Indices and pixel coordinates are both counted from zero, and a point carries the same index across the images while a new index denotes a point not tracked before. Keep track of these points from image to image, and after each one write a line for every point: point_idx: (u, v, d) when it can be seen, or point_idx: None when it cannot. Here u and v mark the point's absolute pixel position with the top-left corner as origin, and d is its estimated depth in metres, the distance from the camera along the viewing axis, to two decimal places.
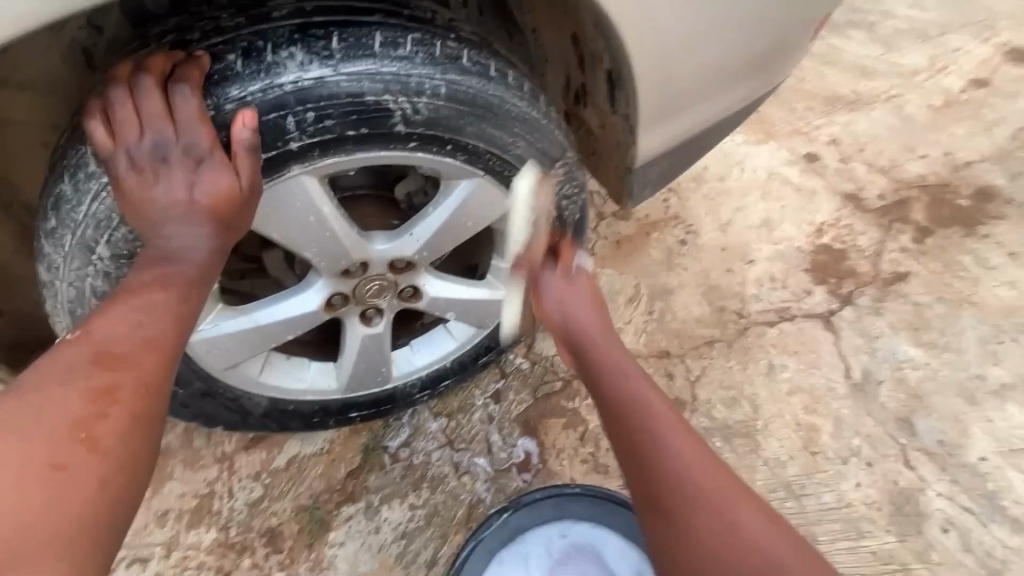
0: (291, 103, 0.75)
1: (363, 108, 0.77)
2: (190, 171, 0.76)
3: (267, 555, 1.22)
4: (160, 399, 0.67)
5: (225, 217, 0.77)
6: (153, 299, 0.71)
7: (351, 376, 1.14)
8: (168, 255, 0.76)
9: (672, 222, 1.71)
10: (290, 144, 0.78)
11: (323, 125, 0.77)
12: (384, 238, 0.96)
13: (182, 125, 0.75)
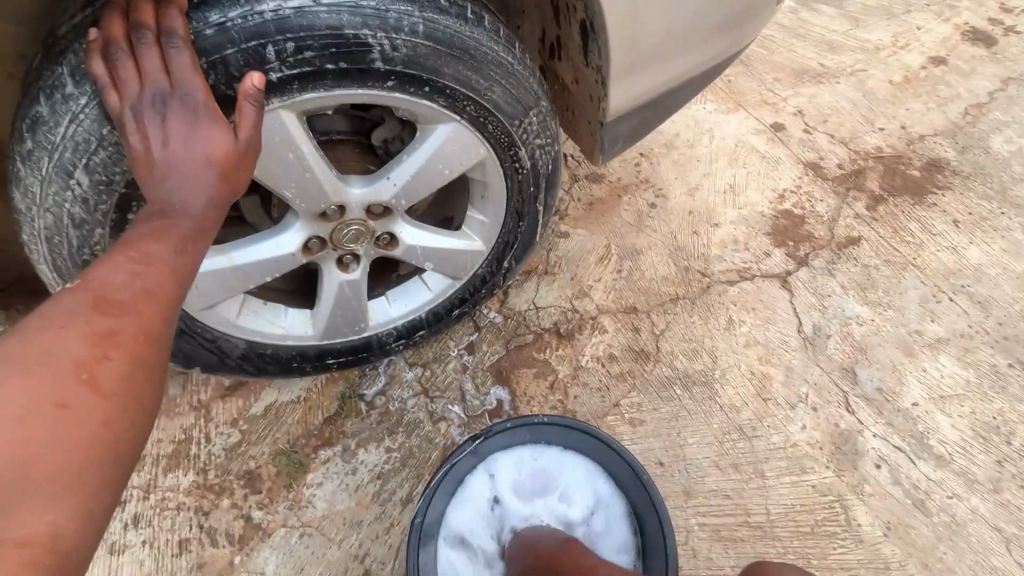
0: (270, 32, 0.77)
1: (342, 42, 0.79)
2: (189, 123, 0.74)
3: (245, 496, 1.26)
4: (161, 352, 0.68)
5: (226, 169, 0.76)
6: (152, 249, 0.71)
7: (328, 321, 1.17)
8: (166, 207, 0.74)
9: (643, 186, 1.77)
10: (269, 75, 0.80)
11: (302, 57, 0.79)
12: (361, 182, 0.99)
13: (180, 77, 0.74)
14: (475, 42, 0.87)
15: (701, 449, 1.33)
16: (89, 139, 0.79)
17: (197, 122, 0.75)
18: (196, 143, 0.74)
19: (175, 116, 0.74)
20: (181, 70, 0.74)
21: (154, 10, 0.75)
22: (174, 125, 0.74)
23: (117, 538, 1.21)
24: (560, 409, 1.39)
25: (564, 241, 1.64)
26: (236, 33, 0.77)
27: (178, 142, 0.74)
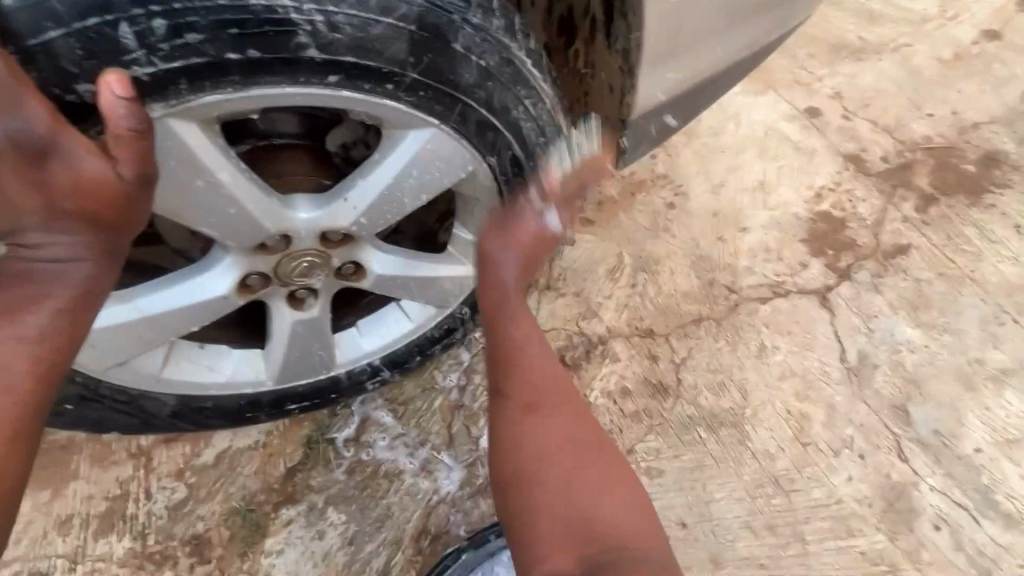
0: (123, 4, 0.53)
1: (245, 19, 0.56)
2: (37, 164, 0.55)
3: (192, 567, 1.06)
4: (11, 463, 0.59)
5: (111, 219, 0.59)
6: (2, 334, 0.59)
7: (281, 366, 0.95)
8: (35, 269, 0.60)
9: (659, 182, 1.52)
10: (135, 70, 0.56)
11: (183, 42, 0.56)
12: (309, 203, 0.75)
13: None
14: (440, 11, 0.61)
15: (729, 506, 1.16)
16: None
17: (49, 162, 0.55)
18: (55, 192, 0.56)
19: (15, 156, 0.54)
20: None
21: None
22: (20, 167, 0.55)
23: None
24: None
25: (568, 250, 1.41)
26: (73, 9, 0.53)
27: (31, 193, 0.56)
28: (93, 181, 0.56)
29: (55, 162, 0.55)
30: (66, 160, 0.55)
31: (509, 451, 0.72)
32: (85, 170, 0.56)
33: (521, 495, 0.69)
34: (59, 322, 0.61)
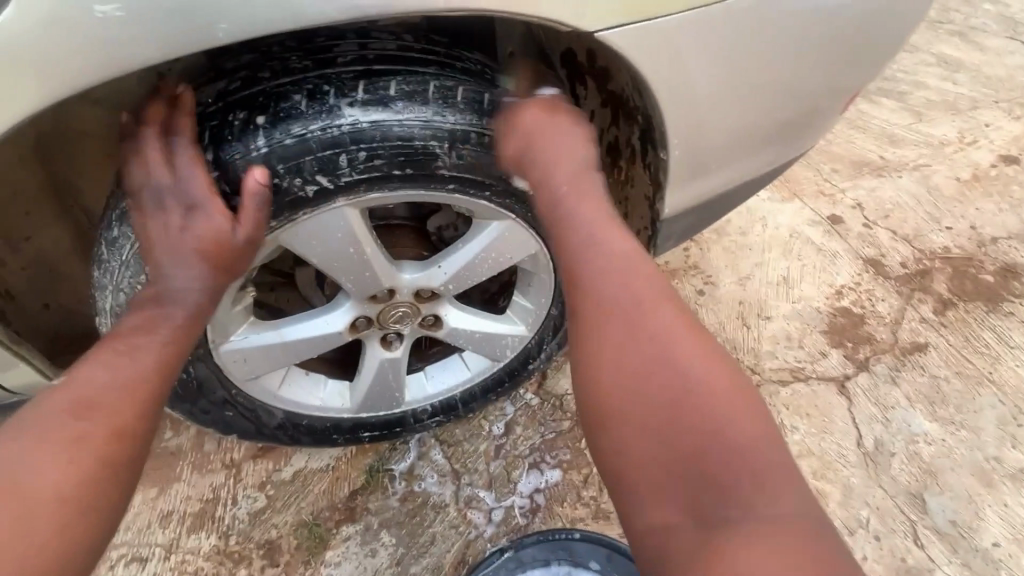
0: (346, 143, 0.78)
1: (410, 151, 0.81)
2: (192, 212, 0.80)
3: (263, 568, 1.23)
4: (137, 440, 0.73)
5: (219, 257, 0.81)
6: (139, 341, 0.78)
7: (364, 397, 1.17)
8: (166, 295, 0.82)
9: (691, 271, 1.73)
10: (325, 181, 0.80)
11: (372, 164, 0.80)
12: (412, 267, 1.00)
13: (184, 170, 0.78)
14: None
15: None
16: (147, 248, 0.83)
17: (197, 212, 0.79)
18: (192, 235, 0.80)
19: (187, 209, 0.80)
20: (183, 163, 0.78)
21: (165, 110, 0.79)
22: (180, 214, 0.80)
23: None
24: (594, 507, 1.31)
25: None
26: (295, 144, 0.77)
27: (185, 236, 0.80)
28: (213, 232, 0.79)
29: (201, 213, 0.79)
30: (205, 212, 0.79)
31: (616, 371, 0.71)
32: (213, 225, 0.79)
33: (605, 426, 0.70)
34: (174, 338, 0.80)
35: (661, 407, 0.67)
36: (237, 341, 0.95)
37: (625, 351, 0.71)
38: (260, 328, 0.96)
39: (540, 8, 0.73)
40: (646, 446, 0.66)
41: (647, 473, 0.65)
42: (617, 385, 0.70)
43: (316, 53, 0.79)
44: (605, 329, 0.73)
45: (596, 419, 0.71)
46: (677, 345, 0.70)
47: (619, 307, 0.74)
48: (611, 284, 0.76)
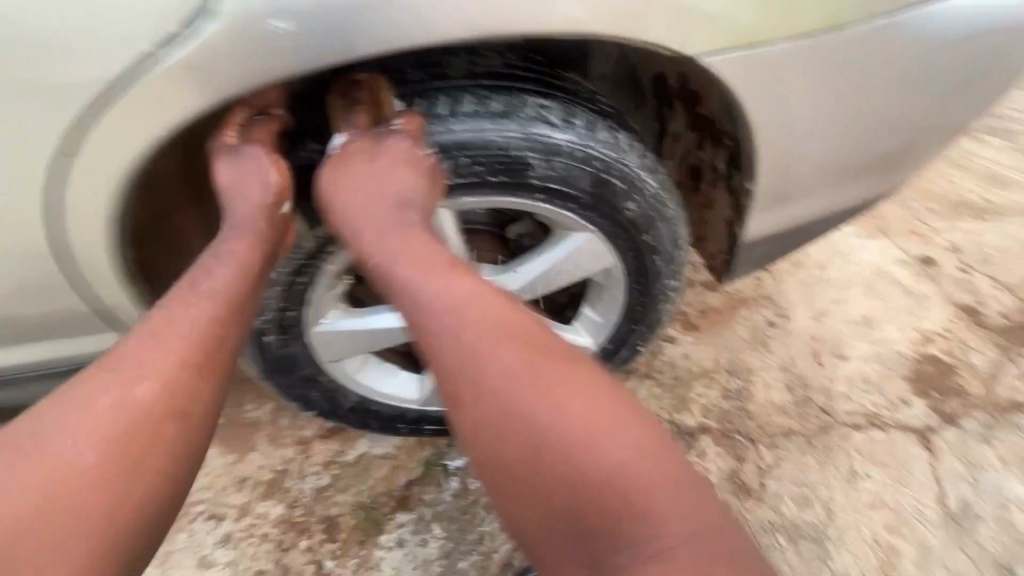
0: (451, 149, 0.84)
1: (506, 160, 0.86)
2: (343, 185, 0.86)
3: (323, 542, 1.30)
4: (205, 416, 0.76)
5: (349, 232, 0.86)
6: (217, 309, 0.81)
7: (430, 391, 1.22)
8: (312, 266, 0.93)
9: (763, 302, 1.68)
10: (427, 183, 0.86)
11: (472, 170, 0.87)
12: (491, 269, 1.05)
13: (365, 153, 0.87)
14: (626, 167, 0.90)
15: None
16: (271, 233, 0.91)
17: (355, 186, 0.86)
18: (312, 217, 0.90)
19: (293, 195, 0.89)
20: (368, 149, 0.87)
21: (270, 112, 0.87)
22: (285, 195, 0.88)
23: (207, 554, 1.29)
24: None
25: (669, 346, 1.58)
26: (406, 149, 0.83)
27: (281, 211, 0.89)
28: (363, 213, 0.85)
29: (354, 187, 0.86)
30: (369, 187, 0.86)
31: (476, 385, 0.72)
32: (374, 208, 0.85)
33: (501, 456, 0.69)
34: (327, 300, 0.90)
35: (536, 452, 0.67)
36: (327, 324, 1.03)
37: (537, 401, 0.68)
38: (348, 315, 1.04)
39: (646, 31, 0.76)
40: (523, 467, 0.68)
41: (523, 485, 0.68)
42: (500, 423, 0.69)
43: (431, 68, 0.87)
44: (466, 369, 0.72)
45: (481, 455, 0.71)
46: (529, 393, 0.69)
47: (482, 353, 0.72)
48: (498, 319, 0.75)
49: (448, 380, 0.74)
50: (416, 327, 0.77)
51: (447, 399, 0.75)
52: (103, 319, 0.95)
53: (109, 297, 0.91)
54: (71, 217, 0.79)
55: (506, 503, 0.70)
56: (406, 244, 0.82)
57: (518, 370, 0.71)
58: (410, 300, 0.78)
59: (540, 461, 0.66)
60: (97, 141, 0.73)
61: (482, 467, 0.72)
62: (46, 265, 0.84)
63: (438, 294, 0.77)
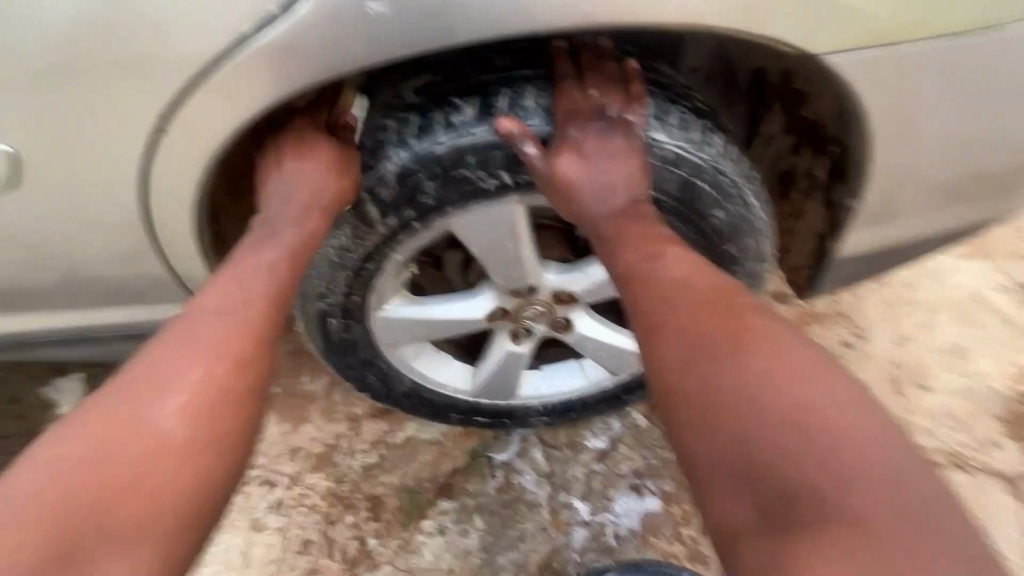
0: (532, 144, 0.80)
1: None
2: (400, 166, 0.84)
3: (367, 519, 1.31)
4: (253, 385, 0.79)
5: (574, 211, 0.84)
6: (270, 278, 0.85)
7: (482, 383, 1.20)
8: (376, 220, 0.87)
9: (840, 319, 1.56)
10: (505, 177, 0.81)
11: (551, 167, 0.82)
12: (557, 269, 1.01)
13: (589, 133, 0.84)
14: (721, 173, 0.82)
15: None
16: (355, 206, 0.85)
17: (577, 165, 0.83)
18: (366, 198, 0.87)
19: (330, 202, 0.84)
20: (595, 127, 0.83)
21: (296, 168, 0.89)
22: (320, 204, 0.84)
23: (258, 517, 1.33)
24: (690, 547, 1.25)
25: None
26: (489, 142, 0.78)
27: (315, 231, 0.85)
28: (591, 198, 0.83)
29: (578, 164, 0.83)
30: (605, 164, 0.82)
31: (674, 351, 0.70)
32: (607, 191, 0.82)
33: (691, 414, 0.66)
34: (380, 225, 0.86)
35: (722, 391, 0.65)
36: (391, 312, 1.02)
37: (737, 352, 0.66)
38: (412, 302, 1.03)
39: (764, 28, 0.69)
40: (707, 403, 0.65)
41: (713, 437, 0.64)
42: (694, 362, 0.68)
43: (518, 57, 0.81)
44: (664, 314, 0.73)
45: (662, 389, 0.70)
46: (728, 344, 0.67)
47: (684, 302, 0.73)
48: (697, 279, 0.75)
49: (639, 316, 0.76)
50: (625, 278, 0.79)
51: (638, 335, 0.76)
52: (183, 287, 0.99)
53: (194, 268, 0.94)
54: (164, 193, 0.82)
55: (684, 437, 0.67)
56: (624, 212, 0.82)
57: (722, 322, 0.70)
58: (623, 257, 0.80)
59: (736, 417, 0.63)
60: (194, 122, 0.75)
61: (667, 406, 0.69)
62: (136, 234, 0.87)
63: (647, 259, 0.78)
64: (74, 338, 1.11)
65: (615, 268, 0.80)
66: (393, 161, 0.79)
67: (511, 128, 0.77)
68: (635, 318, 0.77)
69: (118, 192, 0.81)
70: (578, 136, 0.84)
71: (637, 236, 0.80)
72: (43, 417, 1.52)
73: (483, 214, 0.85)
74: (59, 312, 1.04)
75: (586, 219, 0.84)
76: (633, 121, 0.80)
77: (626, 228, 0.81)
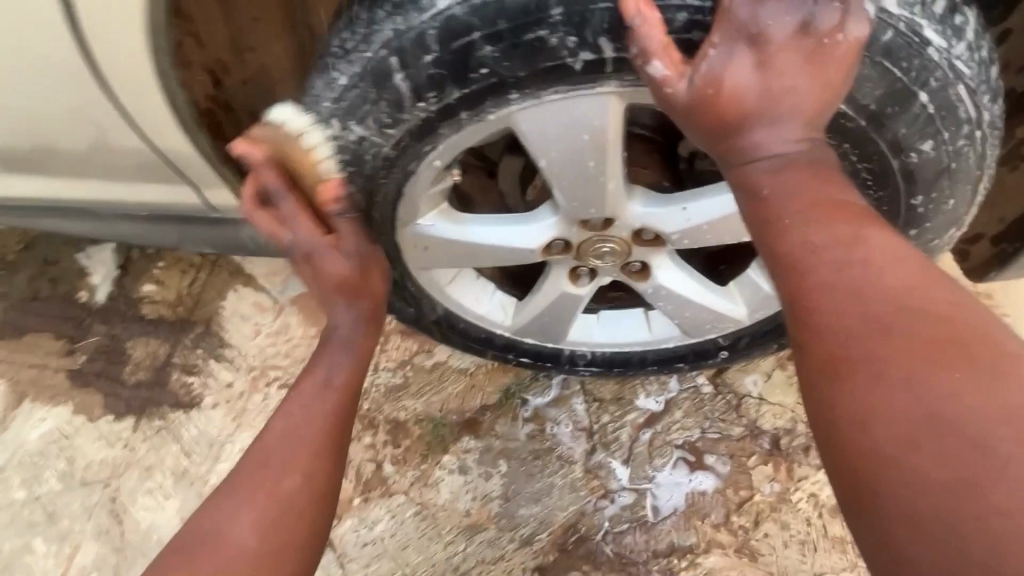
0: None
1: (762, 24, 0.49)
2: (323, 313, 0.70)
3: (385, 443, 1.21)
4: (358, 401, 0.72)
5: (728, 155, 0.52)
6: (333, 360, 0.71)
7: (527, 323, 1.00)
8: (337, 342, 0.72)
9: (982, 300, 1.23)
10: (604, 51, 0.54)
11: (684, 39, 0.53)
12: (646, 199, 0.75)
13: (785, 20, 0.48)
14: (962, 81, 0.51)
15: None
16: (375, 75, 0.58)
17: (747, 79, 0.49)
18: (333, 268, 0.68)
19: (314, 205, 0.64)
20: (792, 14, 0.48)
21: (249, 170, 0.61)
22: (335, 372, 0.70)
23: None
24: (740, 539, 1.09)
25: None
26: None
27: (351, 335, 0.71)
28: (762, 135, 0.50)
29: (745, 70, 0.49)
30: (792, 85, 0.49)
31: (864, 392, 0.42)
32: (785, 126, 0.50)
33: (888, 494, 0.40)
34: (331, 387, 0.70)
35: (982, 501, 0.37)
36: (424, 228, 0.79)
37: (1013, 440, 0.37)
38: (451, 220, 0.79)
39: None
40: (946, 510, 0.38)
41: (929, 538, 0.38)
42: (918, 438, 0.40)
43: None
44: (869, 347, 0.43)
45: (850, 459, 0.42)
46: (998, 424, 0.38)
47: (904, 331, 0.43)
48: (925, 292, 0.44)
49: (810, 330, 0.46)
50: (793, 269, 0.48)
51: (806, 365, 0.46)
52: (175, 168, 0.84)
53: (176, 144, 0.78)
54: (110, 30, 0.63)
55: (871, 526, 0.41)
56: (803, 165, 0.50)
57: (977, 376, 0.40)
58: (793, 232, 0.49)
59: (976, 515, 0.37)
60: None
61: (842, 475, 0.43)
62: (100, 90, 0.70)
63: (844, 248, 0.46)
64: (76, 209, 0.98)
65: (779, 249, 0.49)
66: (440, 7, 0.53)
67: (640, 23, 0.49)
68: (803, 337, 0.47)
69: (60, 23, 0.62)
70: (755, 23, 0.48)
71: (819, 206, 0.49)
72: (77, 283, 1.43)
73: (561, 103, 0.59)
74: (55, 174, 0.90)
75: (741, 166, 0.51)
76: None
77: (794, 187, 0.49)
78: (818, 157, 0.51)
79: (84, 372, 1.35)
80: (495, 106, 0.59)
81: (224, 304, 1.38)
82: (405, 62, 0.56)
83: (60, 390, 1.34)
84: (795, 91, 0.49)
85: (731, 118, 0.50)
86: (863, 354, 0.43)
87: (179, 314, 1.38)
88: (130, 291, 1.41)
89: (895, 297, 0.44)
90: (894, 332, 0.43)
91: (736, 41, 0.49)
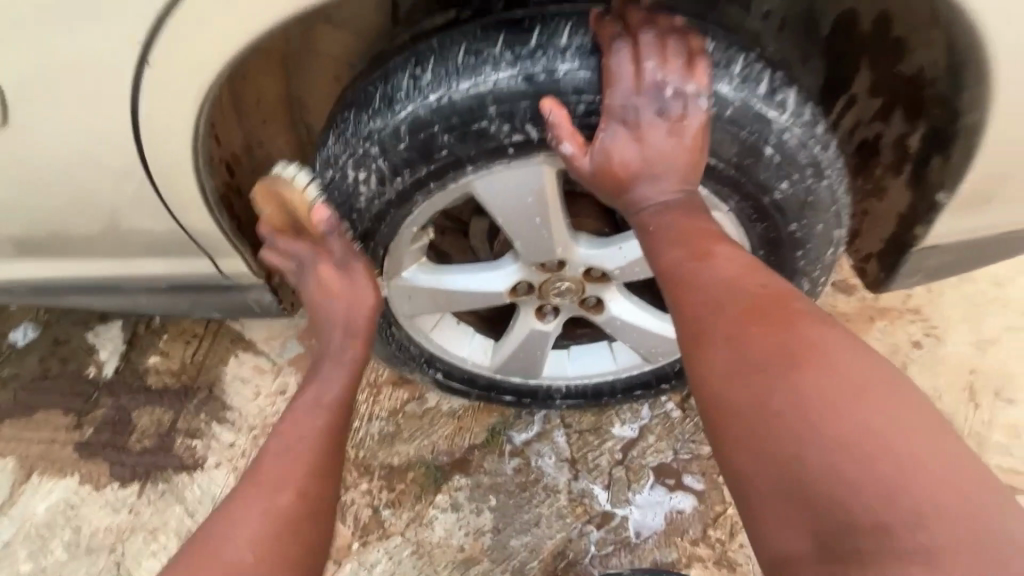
0: (567, 92, 0.69)
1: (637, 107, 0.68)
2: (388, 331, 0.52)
3: (380, 489, 1.27)
4: None
5: (627, 206, 0.71)
6: None
7: (504, 361, 1.12)
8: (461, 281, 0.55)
9: (910, 315, 1.38)
10: (531, 132, 0.71)
11: (587, 121, 0.71)
12: (589, 242, 0.91)
13: (650, 112, 0.68)
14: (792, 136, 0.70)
15: None
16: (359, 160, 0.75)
17: (632, 153, 0.68)
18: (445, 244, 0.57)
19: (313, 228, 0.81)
20: (654, 107, 0.68)
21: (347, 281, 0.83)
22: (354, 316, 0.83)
23: None
24: (718, 552, 1.17)
25: None
26: (512, 88, 0.68)
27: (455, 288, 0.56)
28: (648, 190, 0.69)
29: (632, 146, 0.69)
30: (666, 155, 0.68)
31: (711, 360, 0.61)
32: (663, 183, 0.69)
33: (729, 427, 0.58)
34: None
35: (783, 422, 0.54)
36: (407, 279, 0.93)
37: (801, 373, 0.55)
38: (428, 271, 0.93)
39: None
40: (762, 431, 0.56)
41: (756, 455, 0.56)
42: (745, 386, 0.58)
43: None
44: (712, 327, 0.62)
45: (709, 409, 0.61)
46: (789, 365, 0.56)
47: (733, 310, 0.62)
48: (744, 280, 0.63)
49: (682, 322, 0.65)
50: (662, 279, 0.67)
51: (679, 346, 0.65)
52: (196, 245, 0.97)
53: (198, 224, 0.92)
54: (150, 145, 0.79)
55: (728, 455, 0.59)
56: (675, 208, 0.69)
57: (777, 335, 0.58)
58: (665, 253, 0.67)
59: (780, 429, 0.54)
60: (181, 37, 0.69)
61: (709, 421, 0.61)
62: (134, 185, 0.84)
63: (689, 259, 0.66)
64: (99, 287, 1.11)
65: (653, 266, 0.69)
66: (407, 109, 0.71)
67: (554, 117, 0.68)
68: (678, 329, 0.66)
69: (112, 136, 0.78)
70: (632, 115, 0.68)
71: (688, 234, 0.67)
72: (85, 360, 1.51)
73: (505, 172, 0.76)
74: (88, 257, 1.03)
75: (637, 212, 0.70)
76: (693, 92, 0.67)
77: (668, 222, 0.69)
78: (692, 204, 0.69)
79: (93, 444, 1.42)
80: (454, 177, 0.76)
81: (226, 369, 1.48)
82: (381, 147, 0.73)
83: (68, 463, 1.40)
84: (670, 155, 0.68)
85: (618, 174, 0.69)
86: (711, 331, 0.62)
87: (184, 382, 1.47)
88: (135, 364, 1.50)
89: (729, 288, 0.63)
90: (726, 313, 0.62)
91: (620, 128, 0.68)
